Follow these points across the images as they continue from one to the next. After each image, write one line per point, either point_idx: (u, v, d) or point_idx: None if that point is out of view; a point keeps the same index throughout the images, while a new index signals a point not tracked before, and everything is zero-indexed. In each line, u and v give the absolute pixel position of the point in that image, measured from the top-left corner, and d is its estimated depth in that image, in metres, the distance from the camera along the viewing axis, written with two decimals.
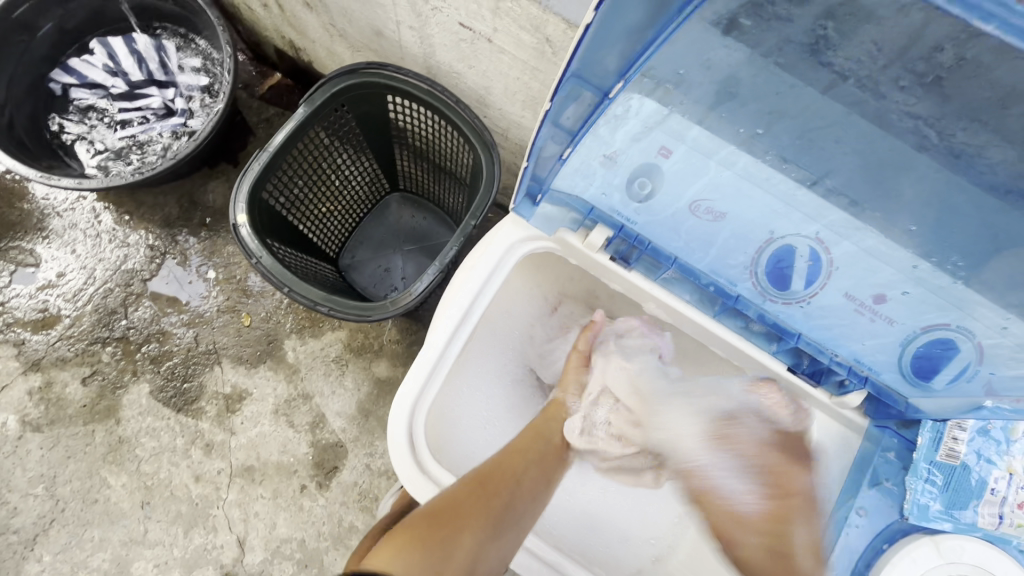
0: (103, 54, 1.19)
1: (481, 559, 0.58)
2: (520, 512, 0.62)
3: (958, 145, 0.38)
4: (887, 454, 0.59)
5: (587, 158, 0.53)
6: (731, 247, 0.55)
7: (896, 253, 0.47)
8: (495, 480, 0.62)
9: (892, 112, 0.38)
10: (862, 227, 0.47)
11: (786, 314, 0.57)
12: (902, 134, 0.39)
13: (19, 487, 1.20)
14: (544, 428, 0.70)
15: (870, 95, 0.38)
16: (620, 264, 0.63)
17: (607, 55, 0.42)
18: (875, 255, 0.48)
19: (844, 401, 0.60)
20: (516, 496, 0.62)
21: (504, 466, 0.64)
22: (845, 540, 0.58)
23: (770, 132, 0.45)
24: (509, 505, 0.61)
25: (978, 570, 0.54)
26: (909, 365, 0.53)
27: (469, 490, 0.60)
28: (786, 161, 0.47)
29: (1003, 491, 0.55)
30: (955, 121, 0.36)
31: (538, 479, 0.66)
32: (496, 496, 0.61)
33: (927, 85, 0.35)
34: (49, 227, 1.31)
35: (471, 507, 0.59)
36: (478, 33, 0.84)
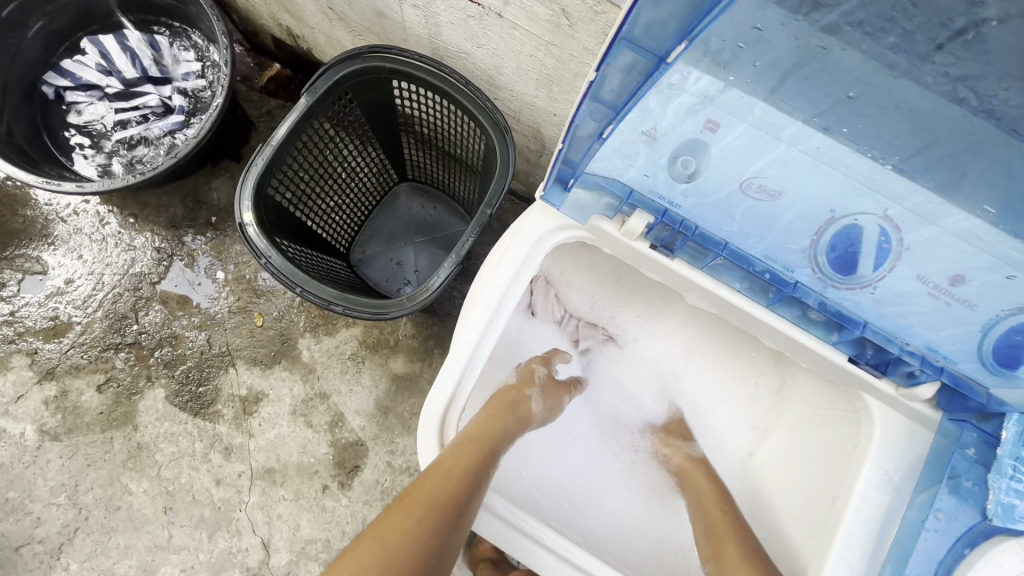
0: (95, 54, 1.14)
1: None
2: (453, 546, 0.53)
3: (997, 106, 0.38)
4: (966, 452, 0.51)
5: (626, 138, 0.47)
6: (794, 230, 0.49)
7: (998, 239, 0.42)
8: (432, 511, 0.52)
9: (927, 73, 0.38)
10: (946, 206, 0.42)
11: (851, 301, 0.51)
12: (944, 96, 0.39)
13: (42, 498, 1.19)
14: (501, 438, 0.60)
15: (903, 57, 0.38)
16: (662, 252, 0.58)
17: (664, 13, 0.38)
18: (971, 240, 0.42)
19: (914, 394, 0.54)
20: (457, 530, 0.53)
21: (444, 494, 0.53)
22: (923, 547, 0.50)
23: (862, 97, 0.40)
24: (446, 544, 0.52)
25: None
26: (992, 353, 0.48)
27: (400, 524, 0.51)
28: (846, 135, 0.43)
29: None
30: (997, 81, 0.36)
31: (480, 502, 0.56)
32: (433, 535, 0.51)
33: (962, 42, 0.35)
34: (54, 233, 1.28)
35: (399, 546, 0.50)
36: (487, 8, 0.79)
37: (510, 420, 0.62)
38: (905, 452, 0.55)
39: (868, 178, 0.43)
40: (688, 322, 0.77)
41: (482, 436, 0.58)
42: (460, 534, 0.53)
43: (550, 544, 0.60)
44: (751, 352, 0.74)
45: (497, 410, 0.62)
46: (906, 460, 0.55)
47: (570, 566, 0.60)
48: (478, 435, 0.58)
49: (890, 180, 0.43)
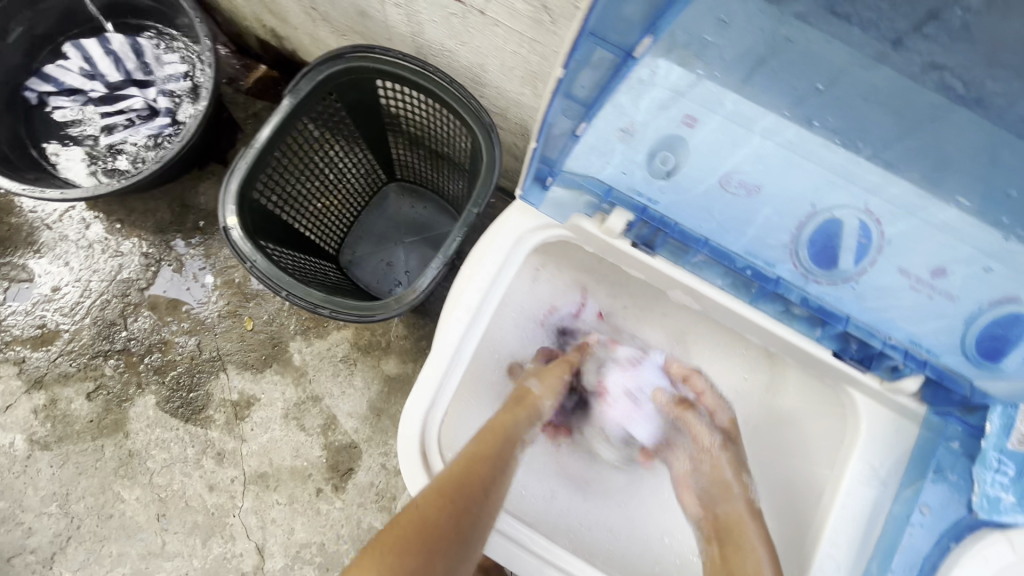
0: (79, 58, 1.14)
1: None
2: (486, 522, 0.55)
3: (986, 95, 0.37)
4: (951, 444, 0.51)
5: (604, 135, 0.48)
6: (772, 226, 0.50)
7: (963, 226, 0.45)
8: (464, 488, 0.54)
9: (915, 64, 0.37)
10: (925, 198, 0.45)
11: (833, 296, 0.52)
12: (929, 87, 0.38)
13: (33, 507, 1.18)
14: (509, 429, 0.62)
15: (890, 46, 0.37)
16: (643, 249, 0.56)
17: (631, 12, 0.37)
18: (940, 229, 0.46)
19: (899, 388, 0.52)
20: (488, 505, 0.55)
21: (475, 470, 0.55)
22: (908, 540, 0.49)
23: (831, 88, 0.41)
24: (480, 518, 0.54)
25: None
26: (973, 344, 0.49)
27: (436, 502, 0.53)
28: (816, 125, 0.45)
29: None
30: (986, 70, 0.36)
31: (503, 482, 0.58)
32: (467, 509, 0.53)
33: (954, 32, 0.34)
34: (39, 241, 1.27)
35: (440, 520, 0.52)
36: (469, 5, 0.78)
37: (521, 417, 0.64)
38: (890, 447, 0.54)
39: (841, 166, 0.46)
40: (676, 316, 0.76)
41: (499, 425, 0.62)
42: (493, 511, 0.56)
43: (535, 546, 0.60)
44: (742, 348, 0.73)
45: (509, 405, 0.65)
46: (892, 455, 0.54)
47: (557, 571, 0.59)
48: (495, 425, 0.61)
49: (861, 172, 0.45)
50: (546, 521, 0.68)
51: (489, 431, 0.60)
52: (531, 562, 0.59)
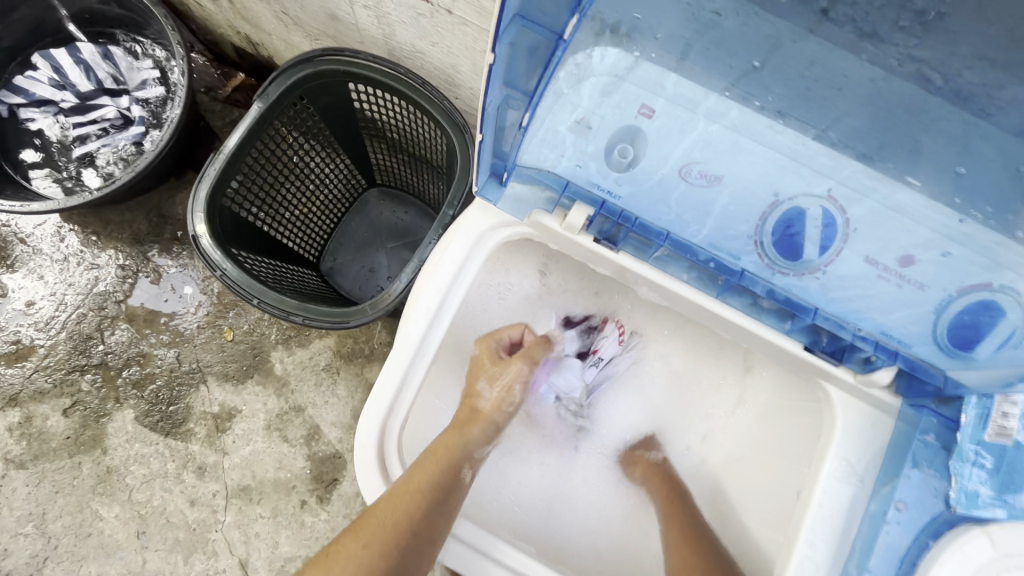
0: (47, 68, 1.12)
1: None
2: (408, 568, 0.53)
3: (964, 88, 0.36)
4: (926, 438, 0.49)
5: (554, 125, 0.47)
6: (730, 216, 0.48)
7: (929, 213, 0.43)
8: (378, 535, 0.53)
9: (893, 56, 0.36)
10: (883, 180, 0.43)
11: (800, 288, 0.49)
12: (907, 78, 0.37)
13: (9, 528, 1.15)
14: (455, 449, 0.60)
15: (868, 42, 0.35)
16: (606, 245, 0.56)
17: None
18: (904, 214, 0.43)
19: (871, 380, 0.52)
20: (418, 548, 0.53)
21: (396, 512, 0.53)
22: (885, 540, 0.47)
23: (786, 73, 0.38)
24: (401, 562, 0.53)
25: None
26: (947, 336, 0.46)
27: (347, 553, 0.53)
28: (784, 115, 0.43)
29: None
30: (960, 60, 0.34)
31: (439, 521, 0.54)
32: (380, 555, 0.53)
33: (927, 24, 0.33)
34: (13, 255, 1.25)
35: (346, 571, 0.52)
36: (436, 4, 0.76)
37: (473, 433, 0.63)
38: (867, 440, 0.53)
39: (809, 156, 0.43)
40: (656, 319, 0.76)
41: (441, 448, 0.59)
42: (419, 555, 0.53)
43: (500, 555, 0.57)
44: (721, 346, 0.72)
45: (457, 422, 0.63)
46: (868, 451, 0.52)
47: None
48: (436, 450, 0.58)
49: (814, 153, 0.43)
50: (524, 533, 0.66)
51: (427, 454, 0.57)
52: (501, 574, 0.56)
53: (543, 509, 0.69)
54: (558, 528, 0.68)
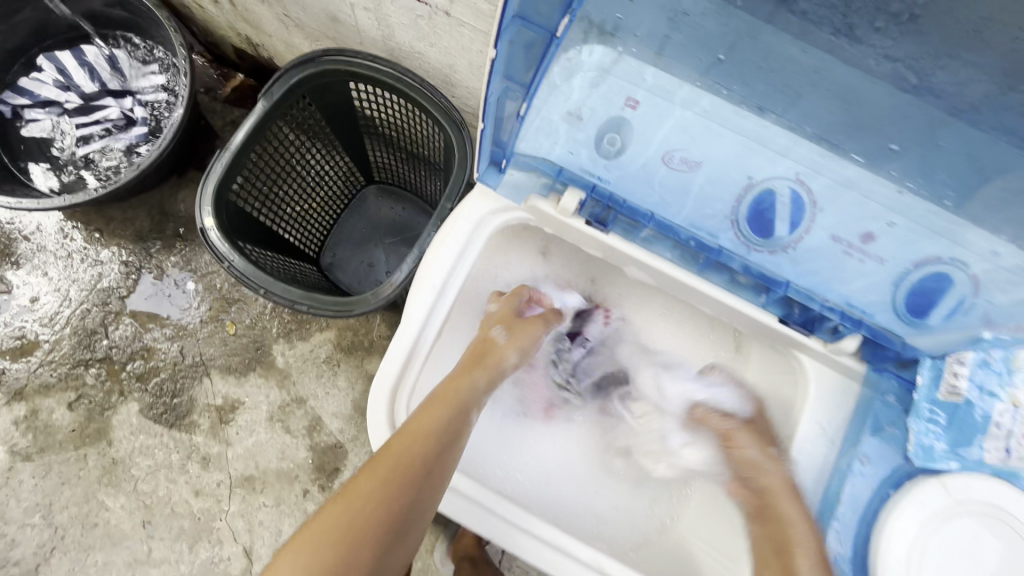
0: (52, 70, 1.15)
1: (385, 565, 0.52)
2: (423, 506, 0.55)
3: (937, 84, 0.40)
4: (887, 398, 0.55)
5: (548, 114, 0.52)
6: (707, 196, 0.54)
7: (871, 183, 0.50)
8: (396, 474, 0.54)
9: (870, 57, 0.40)
10: (828, 157, 0.50)
11: (772, 263, 0.55)
12: (885, 76, 0.41)
13: (16, 519, 1.18)
14: (456, 395, 0.62)
15: (844, 39, 0.39)
16: (595, 228, 0.59)
17: None
18: (852, 187, 0.50)
19: (840, 348, 0.56)
20: (430, 486, 0.55)
21: (411, 451, 0.55)
22: (851, 489, 0.53)
23: None
24: (417, 500, 0.54)
25: (989, 508, 0.50)
26: (904, 301, 0.52)
27: (364, 491, 0.53)
28: (765, 111, 0.49)
29: (1008, 425, 0.50)
30: (932, 57, 0.38)
31: (449, 462, 0.58)
32: (397, 492, 0.53)
33: (903, 24, 0.36)
34: (17, 252, 1.27)
35: (365, 508, 0.52)
36: (434, 7, 0.80)
37: (478, 376, 0.64)
38: (837, 404, 0.57)
39: (775, 142, 0.50)
40: (647, 304, 0.80)
41: (449, 393, 0.62)
42: (431, 491, 0.56)
43: (504, 512, 0.62)
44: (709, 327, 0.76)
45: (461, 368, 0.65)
46: (839, 415, 0.57)
47: (528, 534, 0.61)
48: (444, 395, 0.61)
49: None
50: (524, 497, 0.69)
51: (433, 399, 0.60)
52: (510, 533, 0.61)
53: (540, 477, 0.73)
54: (553, 499, 0.71)
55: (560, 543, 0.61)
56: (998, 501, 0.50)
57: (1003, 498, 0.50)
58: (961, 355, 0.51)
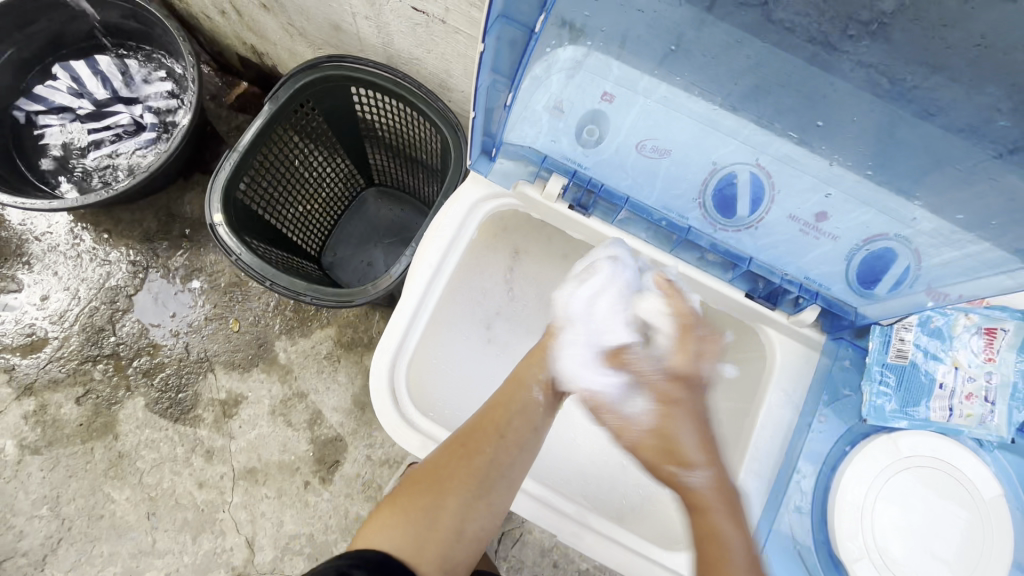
0: (66, 78, 1.20)
1: (469, 522, 0.57)
2: (506, 470, 0.59)
3: (909, 88, 0.43)
4: (843, 363, 0.63)
5: (533, 105, 0.56)
6: (673, 177, 0.58)
7: (808, 159, 0.52)
8: (476, 437, 0.60)
9: (844, 64, 0.44)
10: (771, 136, 0.52)
11: (735, 240, 0.60)
12: (858, 83, 0.45)
13: (23, 511, 1.20)
14: (526, 375, 0.65)
15: (821, 47, 0.43)
16: (578, 211, 0.67)
17: None
18: (792, 163, 0.53)
19: (800, 319, 0.63)
20: (509, 451, 0.60)
21: (486, 419, 0.61)
22: (810, 446, 0.61)
23: (729, 61, 0.47)
24: (495, 459, 0.59)
25: (933, 460, 0.60)
26: (857, 272, 0.57)
27: (448, 452, 0.59)
28: (733, 107, 0.52)
29: (949, 384, 0.60)
30: (902, 65, 0.41)
31: (524, 429, 0.62)
32: (477, 451, 0.59)
33: (873, 33, 0.40)
34: (29, 252, 1.31)
35: (451, 466, 0.58)
36: (431, 15, 0.86)
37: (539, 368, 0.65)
38: (798, 372, 0.63)
39: (723, 126, 0.53)
40: None
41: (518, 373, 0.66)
42: (513, 458, 0.60)
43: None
44: None
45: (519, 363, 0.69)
46: (800, 383, 0.63)
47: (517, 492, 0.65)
48: (515, 375, 0.66)
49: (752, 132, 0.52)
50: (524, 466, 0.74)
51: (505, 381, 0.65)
52: None
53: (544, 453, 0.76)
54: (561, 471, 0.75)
55: (547, 499, 0.65)
56: (942, 454, 0.60)
57: (947, 452, 0.60)
58: (907, 320, 0.61)
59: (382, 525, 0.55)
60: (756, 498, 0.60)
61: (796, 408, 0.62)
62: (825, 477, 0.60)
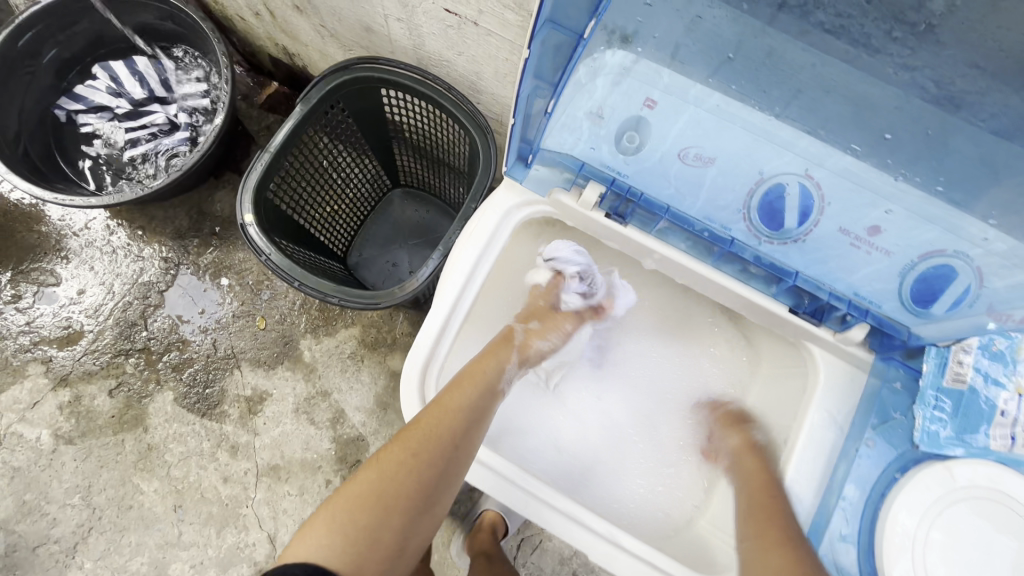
0: (106, 78, 1.23)
1: (412, 535, 0.58)
2: (452, 479, 0.61)
3: (956, 93, 0.41)
4: (894, 385, 0.61)
5: (573, 111, 0.55)
6: (720, 187, 0.56)
7: (873, 175, 0.50)
8: (427, 448, 0.59)
9: (886, 65, 0.41)
10: (833, 149, 0.50)
11: (782, 254, 0.59)
12: (902, 85, 0.42)
13: (56, 499, 1.23)
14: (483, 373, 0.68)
15: (863, 50, 0.41)
16: (615, 220, 0.65)
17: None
18: (854, 177, 0.50)
19: (847, 337, 0.62)
20: (458, 461, 0.60)
21: (441, 429, 0.60)
22: (857, 471, 0.59)
23: (770, 60, 0.45)
24: (444, 473, 0.59)
25: (993, 492, 0.55)
26: (911, 291, 0.55)
27: (396, 462, 0.58)
28: (782, 116, 0.50)
29: (1014, 413, 0.53)
30: (953, 68, 0.39)
31: (474, 436, 0.62)
32: (427, 464, 0.59)
33: (920, 34, 0.38)
34: (66, 247, 1.34)
35: (396, 482, 0.57)
36: (464, 17, 0.85)
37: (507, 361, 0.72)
38: (845, 393, 0.63)
39: (778, 138, 0.51)
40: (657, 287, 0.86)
41: (478, 372, 0.67)
42: (461, 465, 0.61)
43: (524, 485, 0.65)
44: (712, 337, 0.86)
45: (490, 350, 0.72)
46: (847, 404, 0.63)
47: (548, 507, 0.65)
48: (474, 372, 0.67)
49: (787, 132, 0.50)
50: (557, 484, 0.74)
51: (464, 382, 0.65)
52: (533, 506, 0.65)
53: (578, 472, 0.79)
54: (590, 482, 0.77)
55: (576, 514, 0.65)
56: (1004, 488, 0.55)
57: (1008, 484, 0.55)
58: (966, 342, 0.55)
59: (317, 543, 0.53)
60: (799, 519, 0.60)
61: (840, 431, 0.62)
62: (870, 505, 0.58)
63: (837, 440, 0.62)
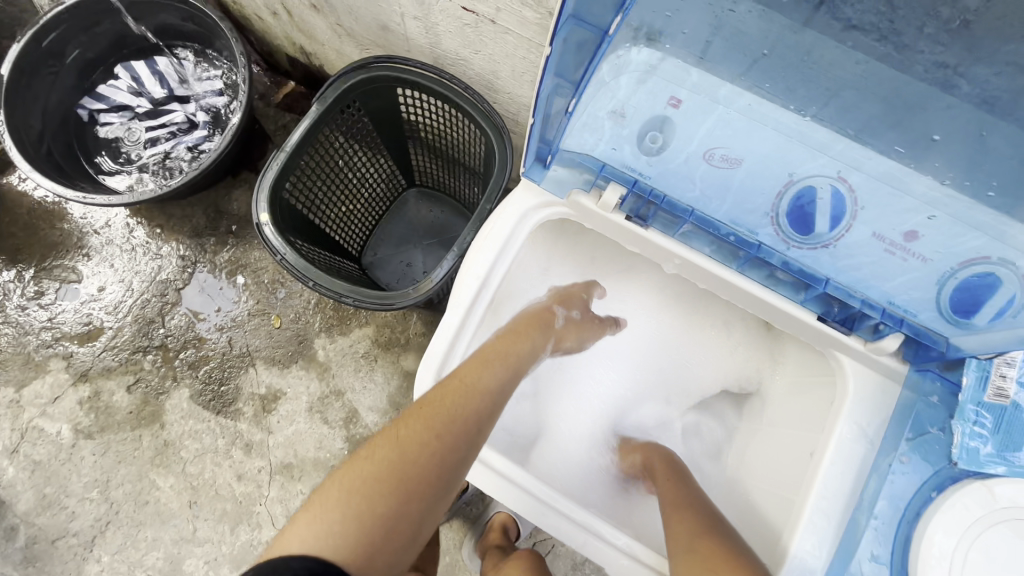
0: (128, 78, 1.25)
1: (427, 523, 0.54)
2: (469, 464, 0.58)
3: (993, 91, 0.39)
4: (930, 399, 0.58)
5: (594, 110, 0.53)
6: (748, 189, 0.55)
7: (917, 182, 0.48)
8: (451, 429, 0.57)
9: (920, 62, 0.40)
10: (869, 153, 0.48)
11: (812, 259, 0.57)
12: (934, 83, 0.41)
13: (76, 493, 1.24)
14: (510, 357, 0.67)
15: (894, 46, 0.40)
16: (636, 222, 0.63)
17: None
18: (893, 181, 0.48)
19: (880, 346, 0.59)
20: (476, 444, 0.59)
21: (465, 412, 0.58)
22: (890, 489, 0.56)
23: (795, 56, 0.44)
24: (464, 458, 0.57)
25: None
26: (949, 300, 0.53)
27: (420, 441, 0.55)
28: (823, 119, 0.48)
29: None
30: (989, 65, 0.38)
31: (492, 419, 0.61)
32: (451, 446, 0.56)
33: (954, 31, 0.37)
34: (87, 245, 1.36)
35: (417, 462, 0.53)
36: (481, 15, 0.83)
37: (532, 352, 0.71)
38: (878, 407, 0.61)
39: (813, 140, 0.49)
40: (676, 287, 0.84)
41: (499, 354, 0.66)
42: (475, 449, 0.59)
43: (540, 495, 0.64)
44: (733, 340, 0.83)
45: (521, 331, 0.71)
46: (879, 416, 0.61)
47: (564, 517, 0.64)
48: (498, 354, 0.66)
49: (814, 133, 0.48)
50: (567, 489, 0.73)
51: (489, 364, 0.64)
52: (549, 517, 0.64)
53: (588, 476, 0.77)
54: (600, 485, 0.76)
55: (592, 525, 0.64)
56: None
57: None
58: (1009, 355, 0.52)
59: (325, 530, 0.48)
60: (825, 539, 0.58)
61: (872, 444, 0.60)
62: (905, 525, 0.55)
63: (868, 454, 0.59)
